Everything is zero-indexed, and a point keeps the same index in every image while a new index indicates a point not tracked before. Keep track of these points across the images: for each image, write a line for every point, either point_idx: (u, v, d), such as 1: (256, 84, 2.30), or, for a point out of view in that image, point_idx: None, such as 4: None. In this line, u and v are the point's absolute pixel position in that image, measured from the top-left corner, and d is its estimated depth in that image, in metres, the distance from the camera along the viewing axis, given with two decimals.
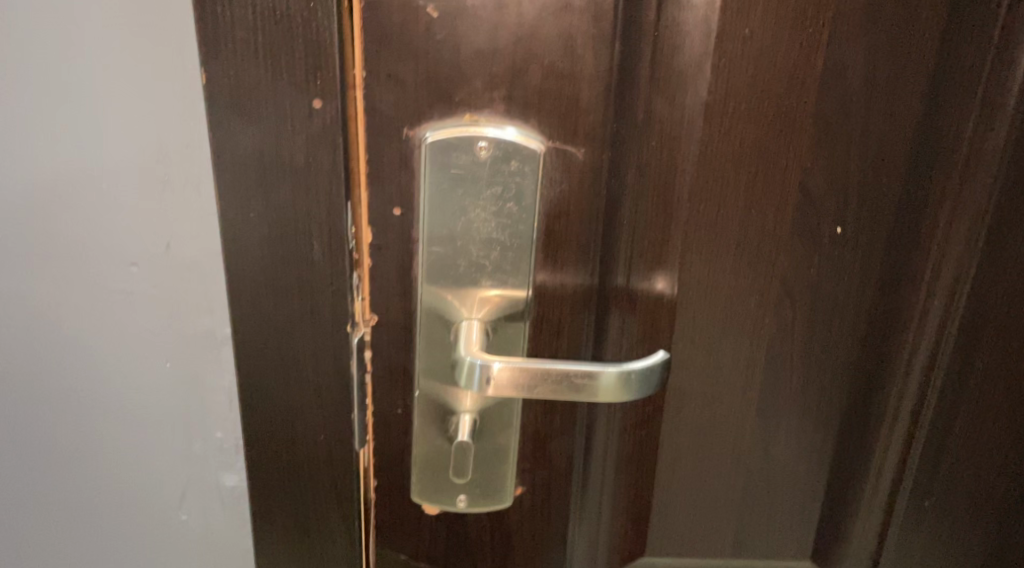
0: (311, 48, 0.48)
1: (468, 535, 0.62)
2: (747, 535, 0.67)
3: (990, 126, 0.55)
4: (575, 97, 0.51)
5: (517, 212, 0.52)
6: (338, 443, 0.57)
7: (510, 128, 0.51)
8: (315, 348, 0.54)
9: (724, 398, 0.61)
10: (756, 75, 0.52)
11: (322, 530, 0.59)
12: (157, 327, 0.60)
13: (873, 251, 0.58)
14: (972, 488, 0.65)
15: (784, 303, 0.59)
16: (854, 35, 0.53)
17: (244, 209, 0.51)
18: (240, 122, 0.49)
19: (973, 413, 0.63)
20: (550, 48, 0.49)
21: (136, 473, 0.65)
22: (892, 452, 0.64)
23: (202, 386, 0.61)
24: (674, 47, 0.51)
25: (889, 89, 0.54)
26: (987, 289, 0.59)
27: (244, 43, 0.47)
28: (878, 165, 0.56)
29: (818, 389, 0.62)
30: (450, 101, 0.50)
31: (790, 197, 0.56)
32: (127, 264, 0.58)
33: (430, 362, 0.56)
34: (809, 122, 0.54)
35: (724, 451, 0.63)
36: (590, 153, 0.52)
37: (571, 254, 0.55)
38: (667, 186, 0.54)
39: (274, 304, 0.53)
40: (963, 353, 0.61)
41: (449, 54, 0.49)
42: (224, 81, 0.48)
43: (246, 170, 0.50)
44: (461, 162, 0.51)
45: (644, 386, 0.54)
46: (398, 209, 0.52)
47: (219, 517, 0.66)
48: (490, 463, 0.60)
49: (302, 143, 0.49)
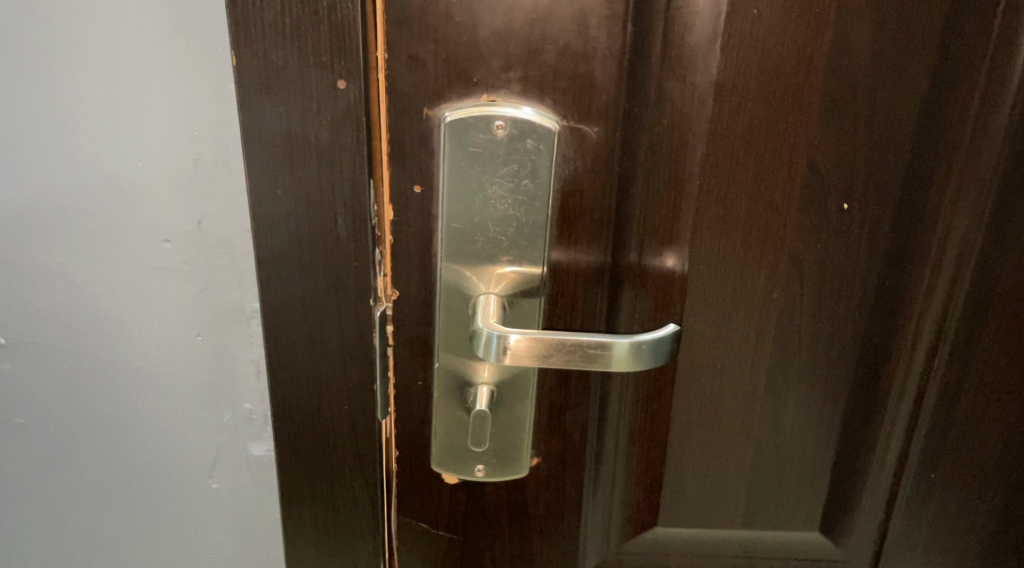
0: (336, 30, 0.50)
1: (486, 503, 0.65)
2: (759, 509, 0.69)
3: (995, 103, 0.56)
4: (589, 76, 0.53)
5: (533, 189, 0.54)
6: (362, 412, 0.59)
7: (526, 108, 0.53)
8: (339, 321, 0.57)
9: (734, 372, 0.63)
10: (764, 54, 0.54)
11: (347, 497, 0.62)
12: (189, 301, 0.62)
13: (880, 228, 0.60)
14: (979, 461, 0.67)
15: (793, 278, 0.60)
16: (862, 15, 0.54)
17: (271, 186, 0.53)
18: (269, 102, 0.51)
19: (979, 385, 0.65)
20: (565, 29, 0.51)
21: (170, 442, 0.67)
22: (899, 423, 0.66)
23: (232, 358, 0.64)
24: (685, 27, 0.53)
25: (895, 67, 0.55)
26: (996, 265, 0.61)
27: (271, 25, 0.50)
28: (886, 142, 0.57)
29: (827, 364, 0.63)
30: (469, 81, 0.52)
31: (798, 174, 0.57)
32: (160, 240, 0.60)
33: (449, 335, 0.58)
34: (817, 100, 0.56)
35: (733, 424, 0.65)
36: (603, 131, 0.54)
37: (585, 230, 0.57)
38: (678, 163, 0.56)
39: (300, 279, 0.55)
40: (969, 326, 0.63)
41: (468, 35, 0.51)
42: (253, 63, 0.50)
43: (273, 148, 0.52)
44: (478, 140, 0.53)
45: (655, 357, 0.56)
46: (418, 187, 0.54)
47: (248, 486, 0.69)
48: (507, 434, 0.62)
49: (327, 123, 0.51)
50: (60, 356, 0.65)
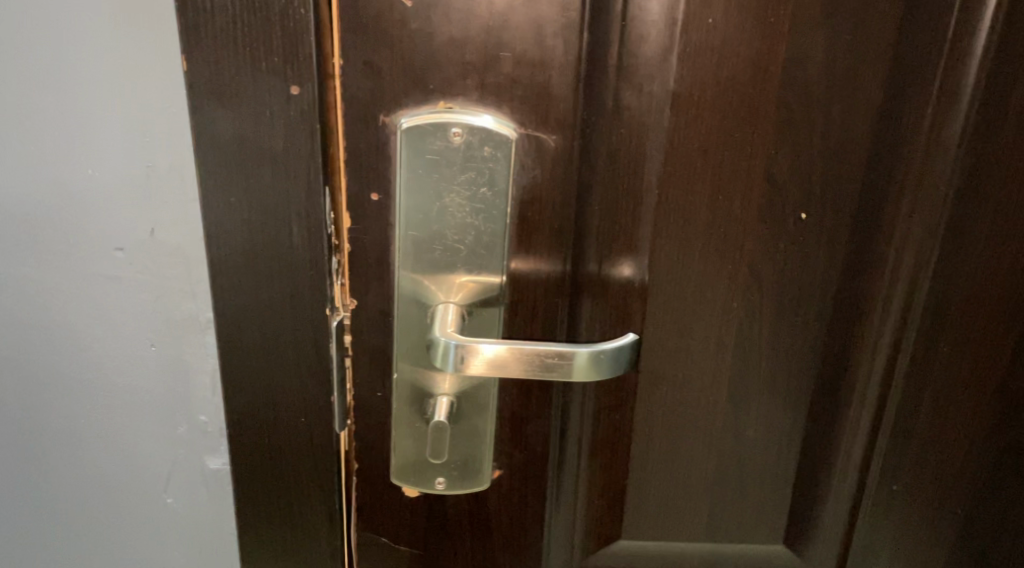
0: (289, 36, 0.49)
1: (448, 517, 0.64)
2: (721, 520, 0.69)
3: (949, 114, 0.57)
4: (546, 84, 0.53)
5: (490, 197, 0.54)
6: (319, 425, 0.59)
7: (484, 116, 0.53)
8: (294, 331, 0.56)
9: (695, 381, 0.63)
10: (721, 63, 0.54)
11: (305, 511, 0.61)
12: (142, 311, 0.61)
13: (838, 236, 0.60)
14: (940, 472, 0.67)
15: (752, 287, 0.61)
16: (814, 25, 0.54)
17: (225, 193, 0.52)
18: (221, 109, 0.50)
19: (940, 396, 0.65)
20: (521, 37, 0.52)
21: (123, 456, 0.66)
22: (860, 434, 0.65)
23: (187, 370, 0.63)
24: (641, 37, 0.53)
25: (850, 77, 0.56)
26: (953, 275, 0.61)
27: (224, 32, 0.49)
28: (841, 153, 0.58)
29: (787, 374, 0.64)
30: (425, 88, 0.52)
31: (755, 184, 0.58)
32: (112, 249, 0.59)
33: (407, 345, 0.58)
34: (773, 110, 0.56)
35: (695, 435, 0.65)
36: (561, 139, 0.54)
37: (545, 239, 0.56)
38: (636, 172, 0.56)
39: (255, 289, 0.55)
40: (929, 336, 0.62)
41: (424, 43, 0.51)
42: (205, 69, 0.50)
43: (227, 155, 0.51)
44: (436, 148, 0.53)
45: (614, 366, 0.56)
46: (375, 195, 0.54)
47: (203, 500, 0.67)
48: (468, 446, 0.61)
49: (281, 130, 0.51)
50: (10, 368, 0.64)
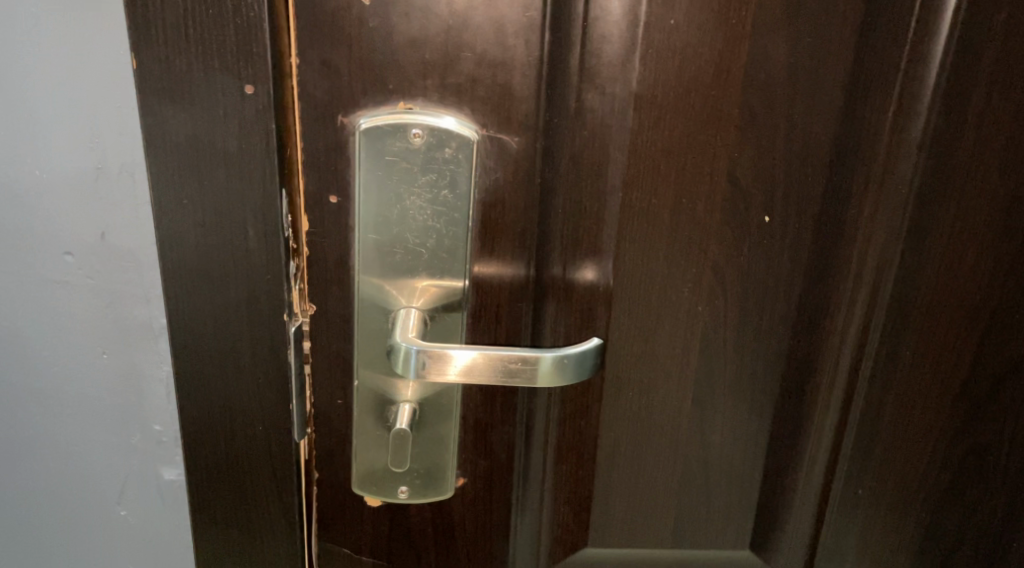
0: (243, 34, 0.48)
1: (411, 527, 0.63)
2: (686, 524, 0.68)
3: (909, 118, 0.57)
4: (508, 84, 0.52)
5: (452, 200, 0.53)
6: (277, 433, 0.57)
7: (446, 118, 0.52)
8: (251, 337, 0.54)
9: (661, 385, 0.63)
10: (683, 66, 0.54)
11: (263, 522, 0.59)
12: (93, 317, 0.59)
13: (801, 240, 0.60)
14: (904, 476, 0.67)
15: (717, 291, 0.61)
16: (775, 29, 0.55)
17: (177, 194, 0.51)
18: (172, 108, 0.49)
19: (903, 400, 0.65)
20: (481, 37, 0.51)
21: (74, 466, 0.64)
22: (825, 439, 0.65)
23: (140, 378, 0.61)
24: (603, 39, 0.52)
25: (811, 80, 0.56)
26: (915, 278, 0.61)
27: (174, 29, 0.48)
28: (804, 155, 0.58)
29: (751, 377, 0.64)
30: (384, 88, 0.51)
31: (718, 187, 0.58)
32: (62, 253, 0.58)
33: (367, 351, 0.57)
34: (735, 113, 0.56)
35: (660, 440, 0.65)
36: (523, 141, 0.53)
37: (508, 242, 0.56)
38: (599, 175, 0.55)
39: (209, 293, 0.53)
40: (891, 339, 0.62)
41: (383, 42, 0.50)
42: (156, 66, 0.48)
43: (179, 155, 0.50)
44: (395, 149, 0.52)
45: (579, 371, 0.55)
46: (335, 197, 0.53)
47: (158, 512, 0.66)
48: (431, 453, 0.60)
49: (235, 130, 0.50)
50: None
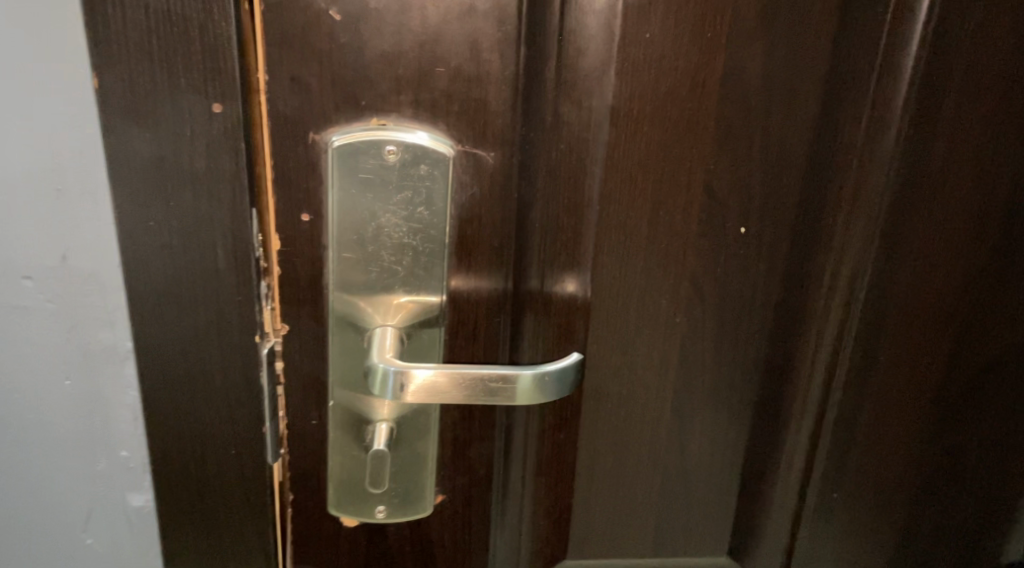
0: (209, 51, 0.47)
1: (389, 546, 0.62)
2: (666, 534, 0.68)
3: (881, 127, 0.56)
4: (483, 99, 0.51)
5: (428, 216, 0.52)
6: (251, 457, 0.56)
7: (420, 133, 0.51)
8: (222, 360, 0.53)
9: (640, 396, 0.62)
10: (658, 79, 0.53)
11: (236, 545, 0.58)
12: (55, 341, 0.57)
13: (777, 247, 0.60)
14: (879, 481, 0.67)
15: (695, 301, 0.60)
16: (752, 40, 0.54)
17: (142, 215, 0.49)
18: (136, 127, 0.47)
19: (878, 408, 0.64)
20: (455, 51, 0.50)
21: (36, 494, 0.62)
22: (800, 446, 0.65)
23: (106, 404, 0.59)
24: (578, 51, 0.51)
25: (785, 89, 0.55)
26: (890, 286, 0.60)
27: (137, 47, 0.46)
28: (780, 166, 0.57)
29: (729, 386, 0.63)
30: (357, 104, 0.50)
31: (694, 199, 0.57)
32: (21, 277, 0.56)
33: (343, 371, 0.55)
34: (712, 125, 0.55)
35: (640, 452, 0.64)
36: (500, 156, 0.52)
37: (485, 257, 0.55)
38: (577, 189, 0.55)
39: (178, 315, 0.52)
40: (867, 348, 0.62)
41: (354, 57, 0.49)
42: (118, 85, 0.47)
43: (143, 175, 0.48)
44: (369, 166, 0.50)
45: (559, 387, 0.54)
46: (307, 215, 0.51)
47: (126, 539, 0.63)
48: (409, 473, 0.59)
49: (201, 149, 0.48)
50: None
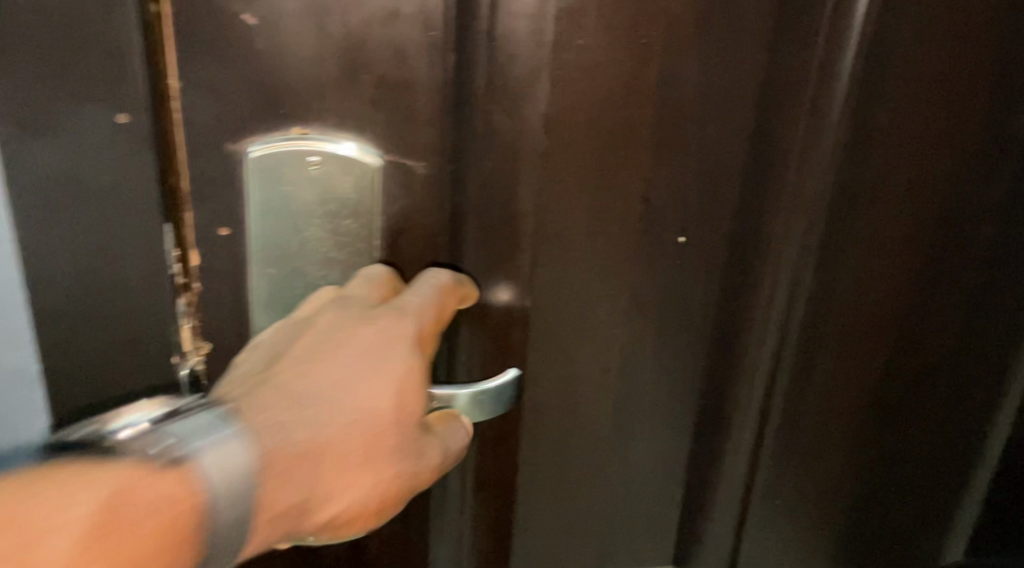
0: (113, 58, 0.44)
1: None
2: (609, 541, 0.67)
3: (820, 133, 0.55)
4: (411, 106, 0.49)
5: (355, 229, 0.50)
6: None
7: (346, 143, 0.48)
8: (141, 378, 0.51)
9: (581, 407, 0.61)
10: (593, 86, 0.52)
11: None
12: None
13: (716, 250, 0.60)
14: (822, 487, 0.67)
15: (636, 310, 0.59)
16: (688, 45, 0.53)
17: (44, 233, 0.46)
18: (34, 141, 0.44)
19: (820, 415, 0.64)
20: (380, 57, 0.47)
21: None
22: (741, 456, 0.64)
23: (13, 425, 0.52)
24: (510, 57, 0.49)
25: (722, 94, 0.55)
26: (830, 293, 0.60)
27: (30, 54, 0.43)
28: (717, 172, 0.57)
29: (670, 392, 0.63)
30: (277, 112, 0.47)
31: (633, 208, 0.56)
32: None
33: None
34: (648, 133, 0.54)
35: (582, 463, 0.63)
36: (429, 166, 0.50)
37: (416, 270, 0.53)
38: (512, 199, 0.53)
39: (89, 334, 0.49)
40: (806, 354, 0.62)
41: (271, 64, 0.46)
42: (10, 95, 0.43)
43: (44, 191, 0.46)
44: (292, 178, 0.48)
45: (496, 405, 0.54)
46: (226, 229, 0.49)
47: None
48: None
49: (108, 161, 0.46)
50: None
